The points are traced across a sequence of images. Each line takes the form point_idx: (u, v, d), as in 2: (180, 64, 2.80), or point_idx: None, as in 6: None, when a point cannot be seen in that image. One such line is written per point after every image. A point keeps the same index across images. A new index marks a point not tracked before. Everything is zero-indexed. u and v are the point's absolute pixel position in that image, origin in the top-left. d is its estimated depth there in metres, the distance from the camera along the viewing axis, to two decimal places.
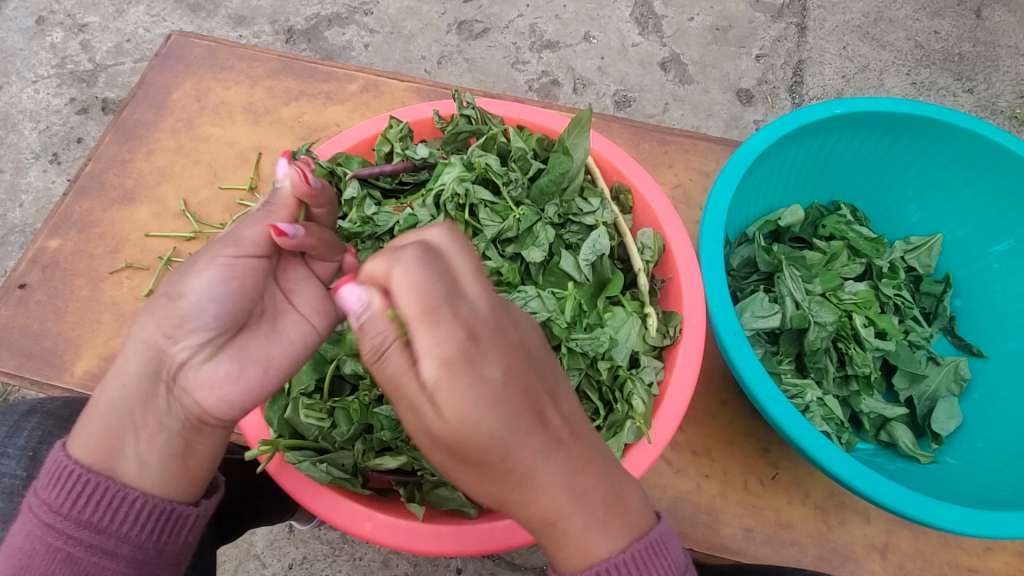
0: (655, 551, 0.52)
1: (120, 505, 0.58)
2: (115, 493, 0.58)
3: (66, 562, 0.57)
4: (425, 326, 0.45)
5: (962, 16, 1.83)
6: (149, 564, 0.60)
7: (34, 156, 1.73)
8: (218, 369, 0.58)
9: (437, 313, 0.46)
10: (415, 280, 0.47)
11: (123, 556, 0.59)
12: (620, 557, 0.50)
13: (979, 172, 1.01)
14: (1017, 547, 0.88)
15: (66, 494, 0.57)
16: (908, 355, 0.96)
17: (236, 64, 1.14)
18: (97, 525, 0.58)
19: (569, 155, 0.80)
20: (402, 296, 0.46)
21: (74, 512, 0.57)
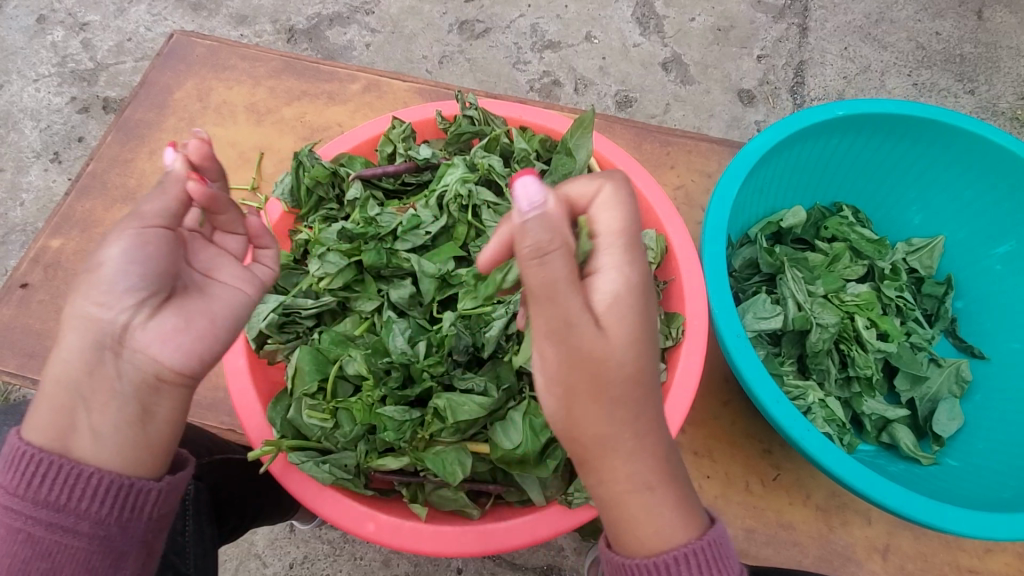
0: (724, 545, 0.53)
1: (77, 482, 0.54)
2: (71, 471, 0.54)
3: (28, 544, 0.54)
4: (618, 245, 0.52)
5: (963, 17, 1.83)
6: (114, 543, 0.56)
7: (34, 155, 1.73)
8: (164, 323, 0.55)
9: (628, 238, 0.53)
10: (617, 209, 0.54)
11: (86, 533, 0.55)
12: (694, 545, 0.51)
13: (981, 173, 1.01)
14: (1018, 549, 0.88)
15: (21, 475, 0.54)
16: (909, 357, 0.95)
17: (238, 64, 1.14)
18: (54, 504, 0.54)
19: (572, 156, 0.80)
20: (602, 214, 0.54)
21: (29, 493, 0.53)
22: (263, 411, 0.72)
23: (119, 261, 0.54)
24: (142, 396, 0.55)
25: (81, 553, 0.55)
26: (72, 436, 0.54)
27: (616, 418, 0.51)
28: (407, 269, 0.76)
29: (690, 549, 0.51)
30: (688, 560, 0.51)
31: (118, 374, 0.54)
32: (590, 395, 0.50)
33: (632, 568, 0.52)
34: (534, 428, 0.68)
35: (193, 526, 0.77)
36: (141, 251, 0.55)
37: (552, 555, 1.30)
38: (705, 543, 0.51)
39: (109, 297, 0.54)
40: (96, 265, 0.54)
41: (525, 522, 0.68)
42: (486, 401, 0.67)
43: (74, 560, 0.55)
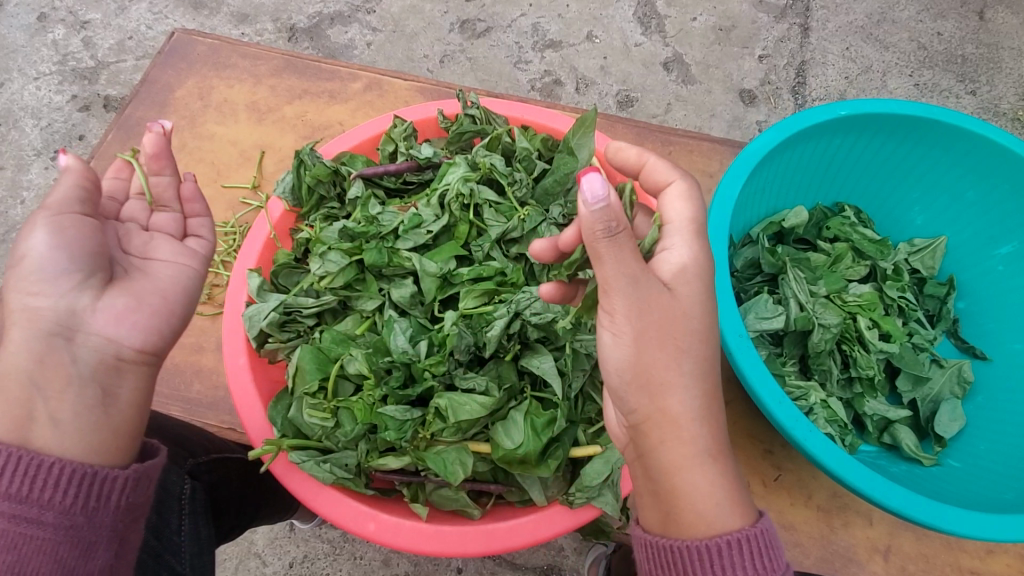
0: (775, 540, 0.53)
1: (39, 472, 0.52)
2: (30, 461, 0.52)
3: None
4: (688, 229, 0.60)
5: (965, 18, 1.83)
6: (82, 533, 0.54)
7: (35, 153, 1.73)
8: (116, 304, 0.59)
9: (699, 225, 0.60)
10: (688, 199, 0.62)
11: (52, 523, 0.52)
12: (748, 531, 0.52)
13: (984, 174, 1.01)
14: (1019, 550, 0.88)
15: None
16: (911, 358, 0.95)
17: (239, 62, 1.14)
18: (14, 493, 0.51)
19: (573, 156, 0.78)
20: (674, 202, 0.62)
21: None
22: (262, 409, 0.72)
23: (58, 248, 0.57)
24: (103, 379, 0.58)
25: (46, 545, 0.52)
26: (40, 425, 0.54)
27: (678, 374, 0.55)
28: (408, 268, 0.75)
29: (743, 534, 0.52)
30: (741, 545, 0.52)
31: (74, 358, 0.57)
32: (658, 343, 0.55)
33: (682, 548, 0.53)
34: (534, 428, 0.68)
35: (190, 526, 0.76)
36: (78, 237, 0.58)
37: (552, 554, 1.30)
38: (759, 530, 0.53)
39: (47, 285, 0.57)
40: (30, 255, 0.57)
41: (526, 522, 0.68)
42: (489, 401, 0.67)
43: (41, 553, 0.52)
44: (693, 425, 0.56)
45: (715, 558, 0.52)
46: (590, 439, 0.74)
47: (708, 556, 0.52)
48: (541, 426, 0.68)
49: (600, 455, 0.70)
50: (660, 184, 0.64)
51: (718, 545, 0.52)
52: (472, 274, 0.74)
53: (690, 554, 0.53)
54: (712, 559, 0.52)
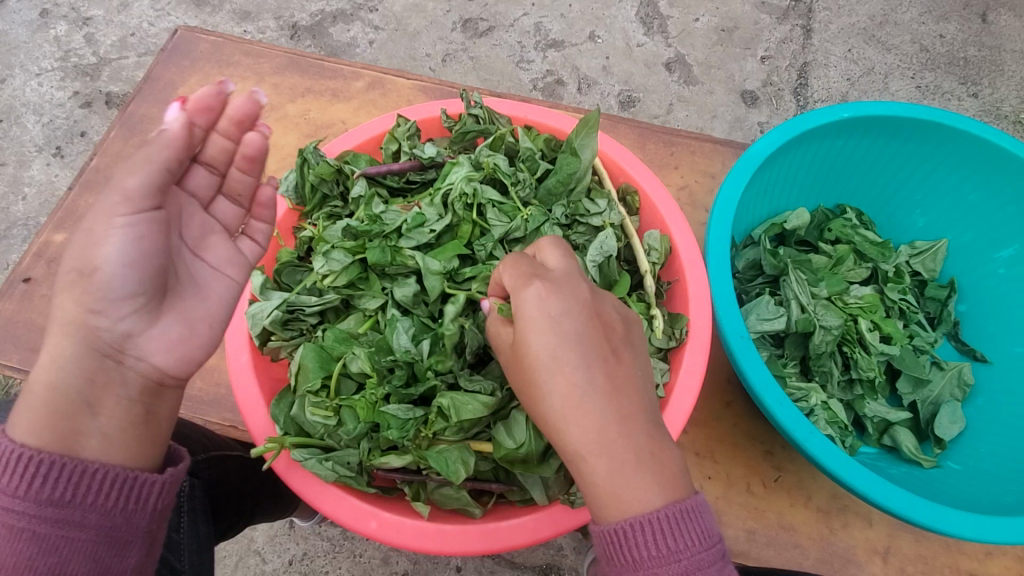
0: (693, 515, 0.52)
1: (83, 478, 0.54)
2: (74, 468, 0.54)
3: (33, 541, 0.53)
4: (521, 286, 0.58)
5: (967, 20, 1.83)
6: (119, 534, 0.56)
7: (36, 149, 1.73)
8: (160, 323, 0.58)
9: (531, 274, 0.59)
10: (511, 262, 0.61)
11: (92, 526, 0.55)
12: (651, 514, 0.51)
13: (987, 177, 1.01)
14: (1018, 552, 0.88)
15: (16, 475, 0.53)
16: (911, 360, 0.96)
17: (242, 60, 1.14)
18: (60, 500, 0.53)
19: (576, 156, 0.80)
20: (507, 275, 0.61)
21: (32, 493, 0.53)
22: (265, 406, 0.72)
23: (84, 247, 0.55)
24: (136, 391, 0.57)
25: (88, 547, 0.55)
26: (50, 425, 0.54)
27: None
28: (412, 267, 0.75)
29: (650, 516, 0.51)
30: (645, 526, 0.51)
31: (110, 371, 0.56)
32: None
33: (599, 534, 0.54)
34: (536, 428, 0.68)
35: (192, 523, 0.77)
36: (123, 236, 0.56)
37: (550, 553, 1.31)
38: (662, 512, 0.51)
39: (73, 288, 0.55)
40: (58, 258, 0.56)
41: (526, 521, 0.68)
42: (491, 400, 0.67)
43: (83, 554, 0.55)
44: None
45: (625, 540, 0.52)
46: None
47: (616, 538, 0.52)
48: None
49: None
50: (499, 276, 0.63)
51: (625, 527, 0.52)
52: (475, 272, 0.74)
53: (606, 539, 0.53)
54: (620, 542, 0.52)
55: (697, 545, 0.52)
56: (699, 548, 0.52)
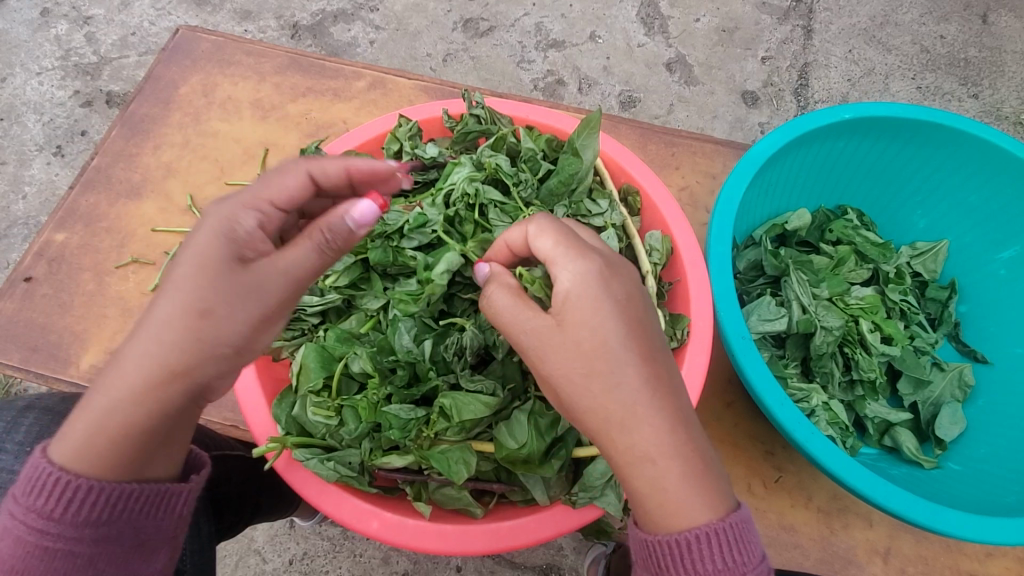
0: (747, 531, 0.53)
1: (119, 500, 0.56)
2: (110, 492, 0.55)
3: (67, 559, 0.56)
4: (562, 255, 0.58)
5: (968, 21, 1.83)
6: (149, 543, 0.59)
7: (37, 148, 1.73)
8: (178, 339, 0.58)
9: (572, 245, 0.59)
10: (548, 227, 0.61)
11: (125, 541, 0.57)
12: (717, 526, 0.51)
13: (989, 179, 1.01)
14: (1018, 553, 0.88)
15: (52, 497, 0.54)
16: (912, 361, 0.96)
17: (243, 59, 1.14)
18: (96, 521, 0.55)
19: (578, 156, 0.80)
20: (540, 241, 0.60)
21: (68, 515, 0.54)
22: (267, 407, 0.72)
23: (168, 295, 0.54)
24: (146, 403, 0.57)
25: (121, 558, 0.58)
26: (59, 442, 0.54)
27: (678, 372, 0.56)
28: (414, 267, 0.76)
29: (713, 528, 0.51)
30: (711, 539, 0.51)
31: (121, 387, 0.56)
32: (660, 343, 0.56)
33: (654, 543, 0.53)
34: (537, 429, 0.68)
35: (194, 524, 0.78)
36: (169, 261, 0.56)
37: (551, 553, 1.31)
38: (728, 524, 0.51)
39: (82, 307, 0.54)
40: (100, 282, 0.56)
41: (527, 522, 0.68)
42: (492, 400, 0.67)
43: (117, 565, 0.58)
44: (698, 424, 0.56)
45: (686, 552, 0.51)
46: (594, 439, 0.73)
47: (677, 550, 0.52)
48: (545, 427, 0.69)
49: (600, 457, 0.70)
50: (522, 238, 0.62)
51: (688, 539, 0.51)
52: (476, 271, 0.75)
53: (660, 549, 0.53)
54: (681, 554, 0.52)
55: (755, 558, 0.53)
56: (756, 561, 0.53)
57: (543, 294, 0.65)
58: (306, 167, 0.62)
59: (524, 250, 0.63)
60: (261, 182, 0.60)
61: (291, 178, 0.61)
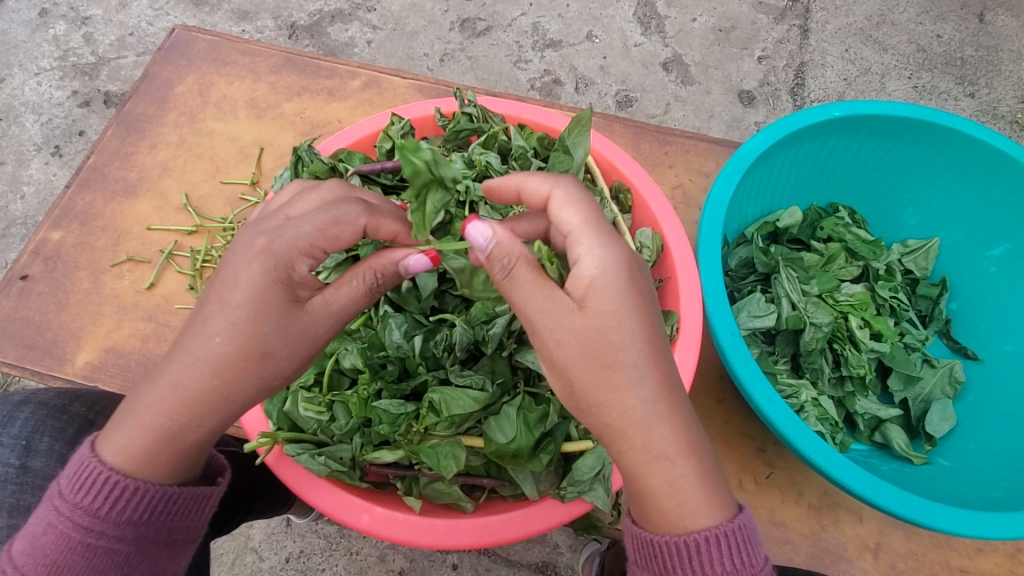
0: (753, 535, 0.55)
1: (159, 502, 0.61)
2: (152, 496, 0.60)
3: (106, 556, 0.61)
4: (580, 235, 0.59)
5: (964, 20, 1.83)
6: (179, 541, 0.65)
7: (35, 148, 1.74)
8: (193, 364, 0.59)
9: (593, 225, 0.59)
10: (571, 198, 0.62)
11: (160, 539, 0.62)
12: (726, 527, 0.54)
13: (979, 176, 1.01)
14: (1007, 549, 0.88)
15: (100, 496, 0.59)
16: (902, 358, 0.96)
17: (239, 59, 1.15)
18: (136, 521, 0.60)
19: (569, 154, 0.81)
20: (562, 211, 0.61)
21: (112, 514, 0.59)
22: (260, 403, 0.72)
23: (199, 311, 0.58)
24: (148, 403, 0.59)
25: (153, 554, 0.63)
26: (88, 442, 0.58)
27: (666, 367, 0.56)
28: None
29: (721, 531, 0.54)
30: (719, 541, 0.54)
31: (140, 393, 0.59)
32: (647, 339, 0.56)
33: (660, 544, 0.55)
34: (526, 423, 0.69)
35: None
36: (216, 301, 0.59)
37: (546, 551, 1.32)
38: (735, 527, 0.54)
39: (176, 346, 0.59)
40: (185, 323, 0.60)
41: (517, 516, 0.68)
42: (480, 395, 0.68)
43: (150, 561, 0.63)
44: (682, 417, 0.56)
45: (693, 554, 0.54)
46: (582, 433, 0.74)
47: (684, 551, 0.54)
48: (534, 421, 0.69)
49: (591, 451, 0.71)
50: (542, 194, 0.64)
51: (698, 540, 0.54)
52: None
53: (667, 550, 0.55)
54: (689, 555, 0.54)
55: (760, 558, 0.56)
56: (761, 563, 0.55)
57: (554, 276, 0.62)
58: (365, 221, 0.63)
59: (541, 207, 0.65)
60: (320, 226, 0.60)
61: (346, 227, 0.61)
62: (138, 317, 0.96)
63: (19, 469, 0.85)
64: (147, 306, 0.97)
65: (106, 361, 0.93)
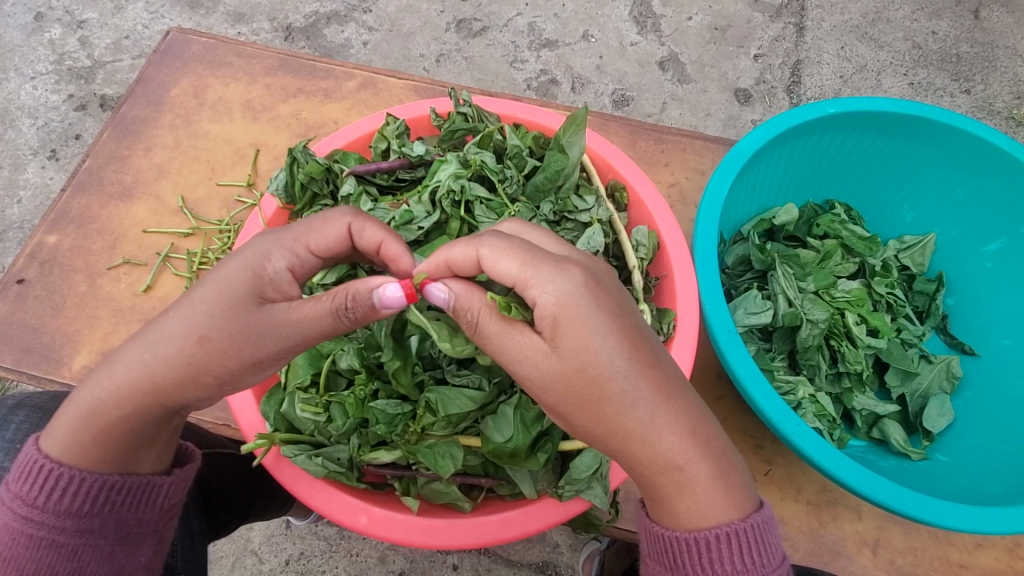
0: (769, 534, 0.54)
1: (97, 490, 0.60)
2: (88, 482, 0.60)
3: (53, 549, 0.60)
4: (531, 274, 0.55)
5: (960, 16, 1.83)
6: (133, 535, 0.63)
7: (32, 153, 1.73)
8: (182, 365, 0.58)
9: (535, 259, 0.56)
10: (501, 247, 0.57)
11: (108, 532, 0.62)
12: (737, 526, 0.53)
13: (974, 171, 1.01)
14: (1006, 544, 0.88)
15: (38, 486, 0.60)
16: (899, 353, 0.97)
17: (235, 61, 1.15)
18: (75, 511, 0.60)
19: (564, 153, 0.81)
20: (499, 263, 0.57)
21: (50, 504, 0.60)
22: (255, 404, 0.72)
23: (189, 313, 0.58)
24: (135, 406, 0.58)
25: (106, 550, 0.62)
26: None
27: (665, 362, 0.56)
28: None
29: (733, 529, 0.53)
30: (730, 539, 0.53)
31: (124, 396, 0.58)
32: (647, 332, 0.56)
33: (671, 539, 0.55)
34: (524, 422, 0.69)
35: (182, 522, 0.79)
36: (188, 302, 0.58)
37: (547, 551, 1.32)
38: (748, 525, 0.53)
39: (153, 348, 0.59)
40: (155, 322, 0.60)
41: (515, 514, 0.68)
42: (477, 395, 0.68)
43: (100, 558, 0.62)
44: (683, 413, 0.56)
45: (704, 550, 0.54)
46: None
47: (695, 548, 0.54)
48: (530, 420, 0.69)
49: (586, 450, 0.70)
50: (472, 260, 0.59)
51: (709, 537, 0.53)
52: None
53: (678, 545, 0.55)
54: (700, 552, 0.54)
55: (776, 557, 0.54)
56: (777, 562, 0.54)
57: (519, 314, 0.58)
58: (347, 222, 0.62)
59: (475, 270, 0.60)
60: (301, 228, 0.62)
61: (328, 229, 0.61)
62: (135, 320, 0.96)
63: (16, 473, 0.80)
64: (144, 309, 0.97)
65: None
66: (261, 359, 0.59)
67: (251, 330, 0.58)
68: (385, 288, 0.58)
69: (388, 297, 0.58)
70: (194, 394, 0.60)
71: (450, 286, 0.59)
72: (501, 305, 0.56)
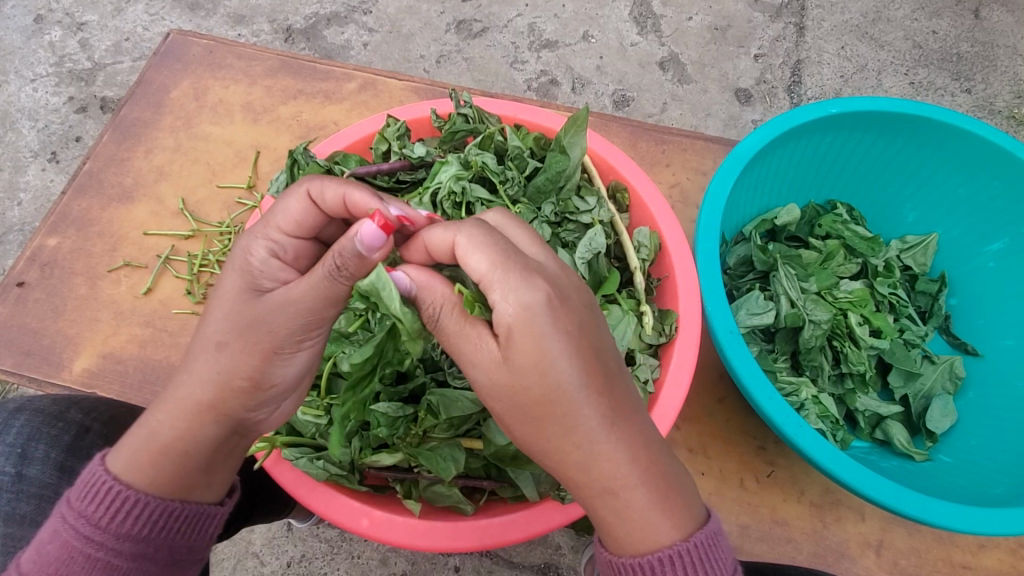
0: (715, 550, 0.54)
1: (161, 517, 0.59)
2: (155, 508, 0.58)
3: (105, 571, 0.58)
4: (498, 277, 0.52)
5: (960, 16, 1.83)
6: (181, 561, 0.62)
7: (32, 155, 1.73)
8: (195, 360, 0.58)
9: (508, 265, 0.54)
10: (478, 239, 0.54)
11: (161, 557, 0.60)
12: (680, 547, 0.53)
13: (977, 171, 1.01)
14: (1011, 545, 0.88)
15: (105, 506, 0.58)
16: (902, 354, 0.96)
17: (235, 63, 1.15)
18: (136, 536, 0.58)
19: (565, 153, 0.81)
20: (471, 258, 0.53)
21: (113, 526, 0.58)
22: None
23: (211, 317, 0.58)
24: None
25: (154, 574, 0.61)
26: None
27: None
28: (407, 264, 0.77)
29: (677, 549, 0.53)
30: (674, 560, 0.52)
31: None
32: None
33: (619, 566, 0.54)
34: None
35: None
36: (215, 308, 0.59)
37: (549, 552, 1.31)
38: (691, 545, 0.53)
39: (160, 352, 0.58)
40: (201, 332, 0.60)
41: (517, 517, 0.68)
42: (477, 396, 0.68)
43: None
44: None
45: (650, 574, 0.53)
46: None
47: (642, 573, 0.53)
48: None
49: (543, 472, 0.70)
50: (448, 245, 0.55)
51: (654, 561, 0.53)
52: None
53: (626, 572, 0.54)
54: None
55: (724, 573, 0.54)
56: None
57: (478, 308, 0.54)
58: (307, 184, 0.60)
59: (451, 258, 0.57)
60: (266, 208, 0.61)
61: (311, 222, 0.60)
62: (136, 323, 0.96)
63: (15, 477, 0.80)
64: (143, 312, 0.97)
65: (104, 367, 0.93)
66: (288, 355, 0.58)
67: (264, 325, 0.57)
68: (362, 222, 0.53)
69: (364, 237, 0.53)
70: (242, 405, 0.59)
71: (412, 274, 0.56)
72: (471, 301, 0.53)
